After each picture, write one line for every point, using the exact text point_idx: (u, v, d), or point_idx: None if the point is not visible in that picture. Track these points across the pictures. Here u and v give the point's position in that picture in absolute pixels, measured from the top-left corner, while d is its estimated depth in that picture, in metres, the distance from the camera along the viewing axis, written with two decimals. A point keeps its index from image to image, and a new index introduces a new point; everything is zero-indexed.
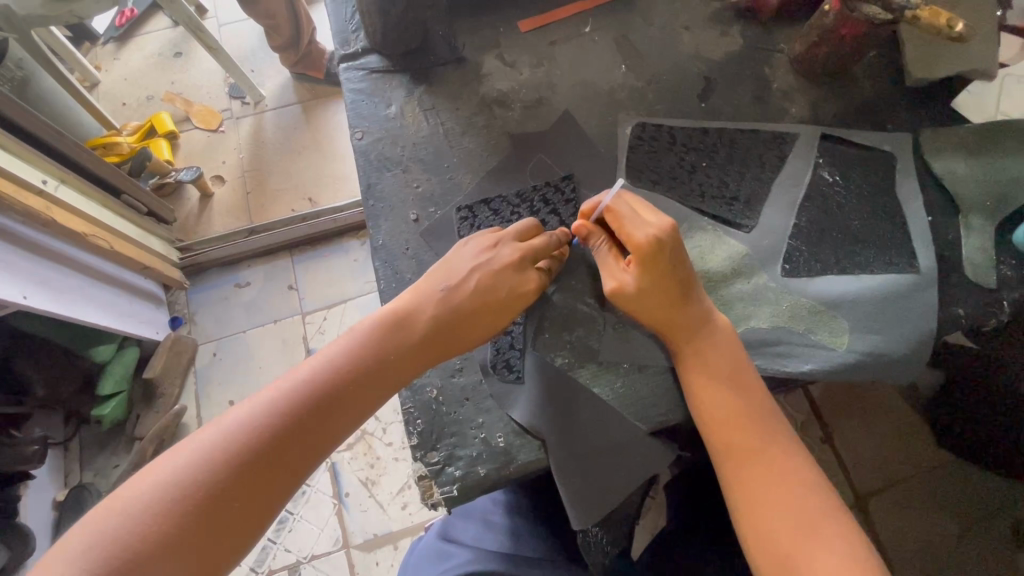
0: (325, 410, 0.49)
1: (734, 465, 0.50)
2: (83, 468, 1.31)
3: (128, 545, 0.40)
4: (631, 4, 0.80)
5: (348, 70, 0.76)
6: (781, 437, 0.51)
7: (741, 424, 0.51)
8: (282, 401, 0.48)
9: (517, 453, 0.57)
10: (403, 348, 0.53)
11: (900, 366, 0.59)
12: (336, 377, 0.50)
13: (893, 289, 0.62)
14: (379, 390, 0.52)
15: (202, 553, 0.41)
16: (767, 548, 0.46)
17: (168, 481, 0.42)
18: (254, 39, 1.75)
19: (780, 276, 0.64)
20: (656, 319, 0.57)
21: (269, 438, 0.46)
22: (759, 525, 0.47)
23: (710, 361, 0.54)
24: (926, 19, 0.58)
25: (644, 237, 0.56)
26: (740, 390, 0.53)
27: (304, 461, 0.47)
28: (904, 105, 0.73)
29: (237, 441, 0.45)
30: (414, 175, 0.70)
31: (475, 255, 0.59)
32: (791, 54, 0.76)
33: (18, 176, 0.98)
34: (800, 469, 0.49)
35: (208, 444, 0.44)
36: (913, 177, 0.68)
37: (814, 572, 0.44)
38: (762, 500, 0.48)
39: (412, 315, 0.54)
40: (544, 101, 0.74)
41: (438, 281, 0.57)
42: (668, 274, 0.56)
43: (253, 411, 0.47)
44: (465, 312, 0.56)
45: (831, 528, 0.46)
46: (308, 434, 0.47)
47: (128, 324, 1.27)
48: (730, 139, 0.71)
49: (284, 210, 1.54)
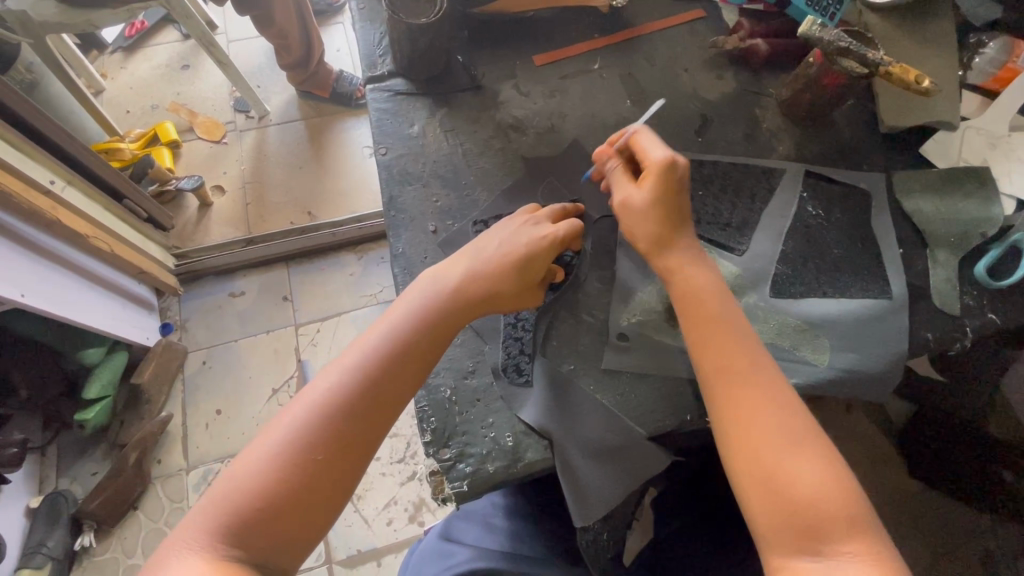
0: (389, 366, 0.53)
1: (724, 389, 0.55)
2: (60, 474, 1.28)
3: (239, 510, 0.45)
4: (634, 47, 0.88)
5: (374, 90, 0.81)
6: (767, 365, 0.56)
7: (731, 351, 0.56)
8: (351, 367, 0.52)
9: (525, 451, 0.61)
10: (451, 309, 0.58)
11: (872, 382, 0.65)
12: (395, 340, 0.55)
13: (868, 313, 0.68)
14: (434, 348, 0.56)
15: (306, 503, 0.47)
16: (752, 469, 0.50)
17: (267, 450, 0.48)
18: (262, 57, 1.81)
19: (768, 297, 0.69)
20: (655, 235, 0.63)
21: (341, 398, 0.51)
22: (746, 443, 0.51)
23: (702, 301, 0.60)
24: (898, 74, 0.68)
25: (662, 157, 0.64)
26: (732, 324, 0.58)
27: (377, 412, 0.51)
28: (881, 147, 0.81)
29: (319, 409, 0.50)
30: (433, 190, 0.75)
31: (506, 228, 0.64)
32: (779, 98, 0.83)
33: (25, 174, 1.01)
34: (786, 398, 0.54)
35: (293, 413, 0.50)
36: (887, 214, 0.75)
37: (795, 485, 0.48)
38: (750, 422, 0.52)
39: (453, 282, 0.59)
40: (555, 128, 0.80)
41: (474, 253, 0.62)
42: (669, 190, 0.63)
43: (325, 379, 0.52)
44: (502, 274, 0.60)
45: (813, 448, 0.50)
46: (376, 388, 0.52)
47: (119, 327, 1.28)
48: (725, 171, 0.77)
49: (283, 222, 1.58)
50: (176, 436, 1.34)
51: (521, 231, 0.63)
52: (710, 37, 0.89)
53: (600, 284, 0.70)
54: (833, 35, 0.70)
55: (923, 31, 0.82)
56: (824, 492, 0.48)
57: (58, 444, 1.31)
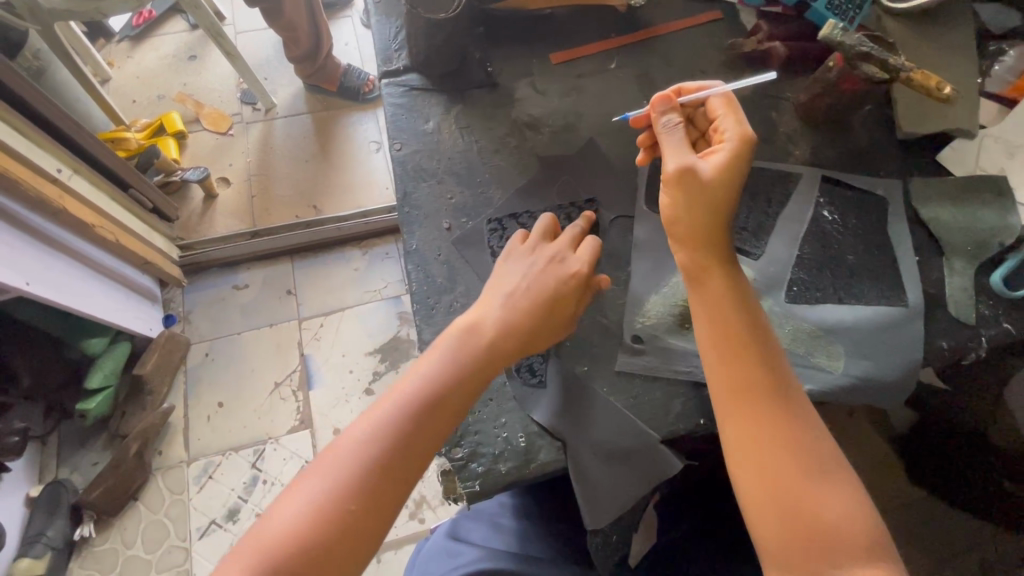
0: (423, 417, 0.52)
1: (742, 402, 0.53)
2: (60, 464, 1.28)
3: (272, 562, 0.45)
4: (650, 46, 0.87)
5: (389, 85, 0.81)
6: (785, 378, 0.55)
7: (751, 363, 0.54)
8: (386, 417, 0.52)
9: (538, 452, 0.61)
10: (484, 358, 0.56)
11: (887, 390, 0.65)
12: (428, 388, 0.54)
13: (883, 320, 0.68)
14: (466, 396, 0.55)
15: (338, 555, 0.46)
16: (769, 490, 0.50)
17: (303, 501, 0.47)
18: (270, 49, 1.81)
19: (783, 302, 0.69)
20: (711, 218, 0.59)
21: (376, 449, 0.50)
22: (762, 462, 0.51)
23: (718, 304, 0.57)
24: (920, 80, 0.68)
25: (739, 136, 0.60)
26: (752, 332, 0.56)
27: (410, 463, 0.51)
28: (898, 153, 0.81)
29: (351, 458, 0.49)
30: (448, 187, 0.74)
31: (533, 264, 0.62)
32: (796, 102, 0.83)
33: (32, 162, 1.00)
34: (805, 418, 0.53)
35: (328, 463, 0.49)
36: (904, 221, 0.75)
37: (811, 509, 0.48)
38: (766, 441, 0.51)
39: (486, 326, 0.58)
40: (571, 127, 0.80)
41: (504, 294, 0.60)
42: (742, 168, 0.59)
43: (360, 428, 0.52)
44: (534, 319, 0.59)
45: (828, 470, 0.50)
46: (410, 440, 0.51)
47: (123, 317, 1.27)
48: (741, 175, 0.77)
49: (288, 215, 1.57)
50: (178, 428, 1.34)
51: (550, 268, 0.62)
52: (727, 39, 0.88)
53: (614, 285, 0.70)
54: (856, 39, 0.69)
55: (943, 37, 0.82)
56: (840, 517, 0.48)
57: (59, 433, 1.30)
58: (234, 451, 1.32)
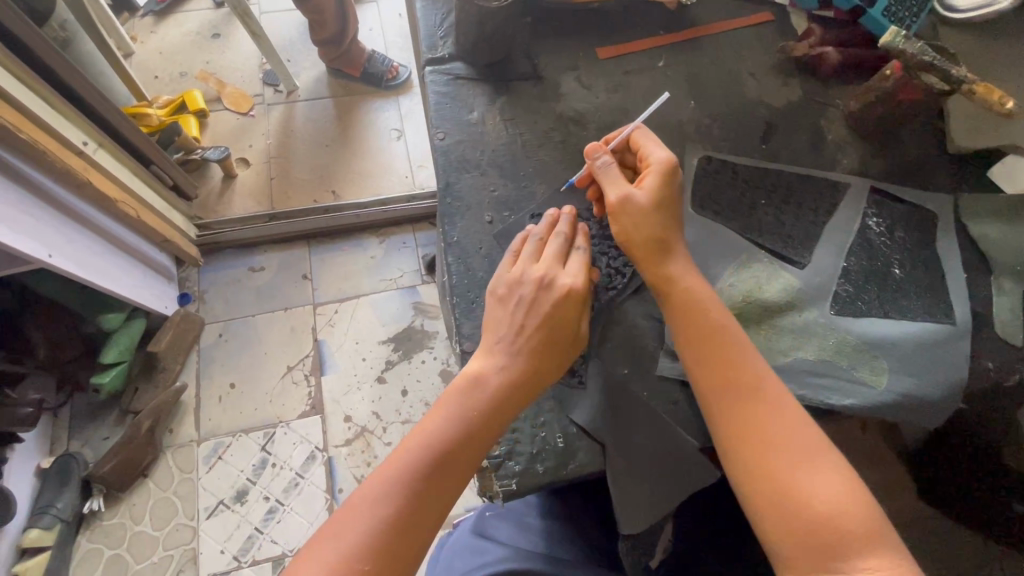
0: (437, 473, 0.53)
1: (726, 402, 0.55)
2: (71, 437, 1.28)
3: None
4: (698, 46, 0.85)
5: (433, 73, 0.79)
6: (768, 376, 0.56)
7: (731, 362, 0.57)
8: (400, 475, 0.52)
9: (576, 453, 0.60)
10: (493, 410, 0.56)
11: (930, 408, 0.64)
12: (441, 442, 0.54)
13: (929, 337, 0.66)
14: (476, 453, 0.55)
15: None
16: (763, 487, 0.51)
17: (321, 562, 0.48)
18: (295, 31, 1.79)
19: (828, 314, 0.67)
20: (652, 234, 0.61)
21: (392, 508, 0.51)
22: (753, 459, 0.52)
23: (698, 308, 0.59)
24: (982, 93, 0.67)
25: (663, 155, 0.64)
26: (731, 335, 0.58)
27: (424, 520, 0.51)
28: (948, 167, 0.79)
29: (369, 518, 0.50)
30: (490, 180, 0.73)
31: (524, 301, 0.59)
32: (846, 110, 0.81)
33: (59, 133, 0.99)
34: (794, 413, 0.54)
35: (345, 522, 0.50)
36: (952, 237, 0.73)
37: (807, 503, 0.49)
38: (755, 437, 0.53)
39: (492, 379, 0.57)
40: (617, 124, 0.78)
41: (501, 339, 0.59)
42: (671, 186, 0.63)
43: (374, 486, 0.52)
44: (536, 366, 0.58)
45: (822, 460, 0.52)
46: (425, 497, 0.52)
47: (141, 295, 1.26)
48: (789, 183, 0.76)
49: (307, 199, 1.56)
50: (189, 407, 1.33)
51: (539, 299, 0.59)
52: (777, 43, 0.87)
53: None
54: (918, 48, 0.67)
55: (1001, 50, 0.80)
56: (838, 507, 0.49)
57: (71, 406, 1.30)
58: (245, 433, 1.32)
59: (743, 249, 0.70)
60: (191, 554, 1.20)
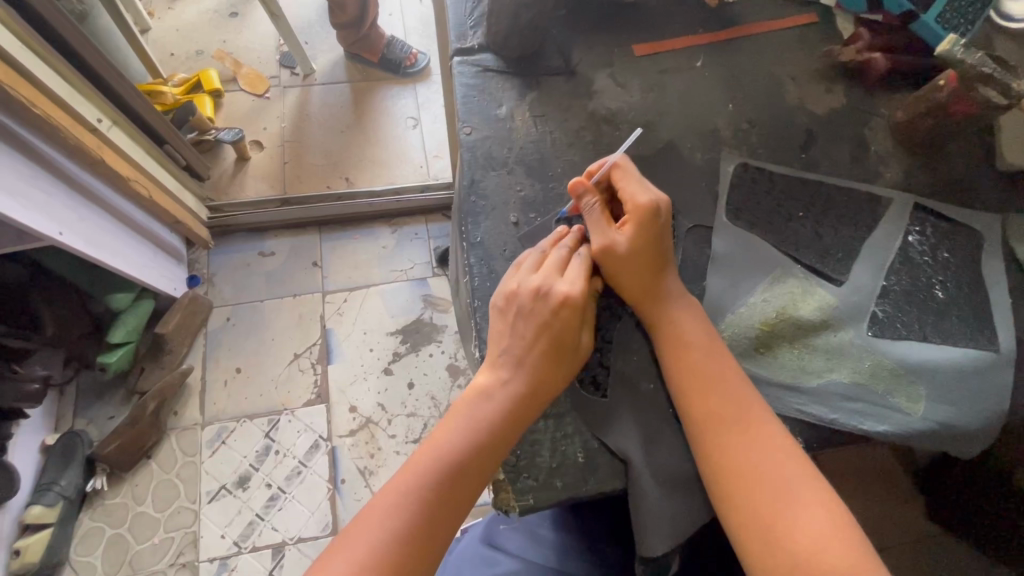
0: (448, 486, 0.51)
1: (711, 434, 0.55)
2: (77, 415, 1.27)
3: None
4: (738, 46, 0.82)
5: (461, 64, 0.76)
6: (755, 407, 0.56)
7: (716, 392, 0.56)
8: (410, 487, 0.50)
9: (597, 469, 0.57)
10: (504, 422, 0.54)
11: (969, 439, 0.61)
12: (452, 454, 0.52)
13: (971, 364, 0.63)
14: (487, 465, 0.53)
15: None
16: (748, 521, 0.51)
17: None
18: (315, 14, 1.75)
19: (866, 335, 0.64)
20: (639, 284, 0.61)
21: (401, 521, 0.49)
22: (739, 492, 0.52)
23: (689, 336, 0.59)
24: None
25: (647, 200, 0.61)
26: (719, 364, 0.58)
27: (434, 533, 0.49)
28: (996, 184, 0.75)
29: (378, 531, 0.48)
30: (517, 178, 0.70)
31: (528, 309, 0.57)
32: (891, 120, 0.77)
33: (72, 108, 0.97)
34: (782, 446, 0.54)
35: (355, 536, 0.48)
36: (998, 258, 0.70)
37: (791, 539, 0.49)
38: (738, 469, 0.53)
39: (500, 391, 0.55)
40: (650, 125, 0.75)
41: (506, 350, 0.57)
42: (655, 235, 0.61)
43: (384, 499, 0.50)
44: (546, 375, 0.56)
45: (808, 495, 0.51)
46: (435, 510, 0.50)
47: (149, 276, 1.24)
48: (828, 195, 0.72)
49: (320, 185, 1.53)
50: (195, 389, 1.32)
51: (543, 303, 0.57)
52: (822, 46, 0.83)
53: None
54: (978, 59, 0.64)
55: None
56: (824, 543, 0.49)
57: (77, 384, 1.29)
58: (250, 419, 1.30)
59: (778, 263, 0.67)
60: (192, 537, 1.19)
